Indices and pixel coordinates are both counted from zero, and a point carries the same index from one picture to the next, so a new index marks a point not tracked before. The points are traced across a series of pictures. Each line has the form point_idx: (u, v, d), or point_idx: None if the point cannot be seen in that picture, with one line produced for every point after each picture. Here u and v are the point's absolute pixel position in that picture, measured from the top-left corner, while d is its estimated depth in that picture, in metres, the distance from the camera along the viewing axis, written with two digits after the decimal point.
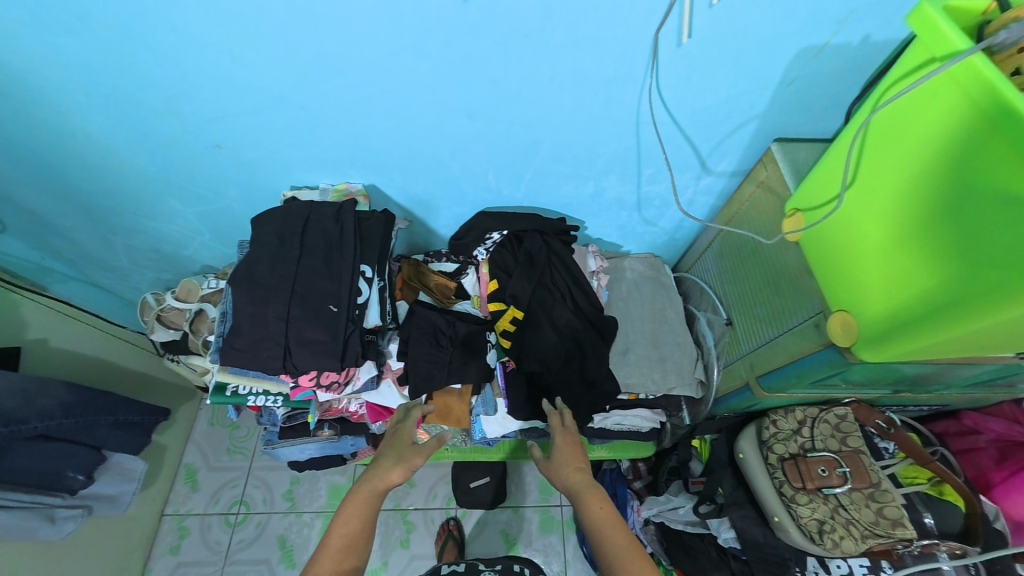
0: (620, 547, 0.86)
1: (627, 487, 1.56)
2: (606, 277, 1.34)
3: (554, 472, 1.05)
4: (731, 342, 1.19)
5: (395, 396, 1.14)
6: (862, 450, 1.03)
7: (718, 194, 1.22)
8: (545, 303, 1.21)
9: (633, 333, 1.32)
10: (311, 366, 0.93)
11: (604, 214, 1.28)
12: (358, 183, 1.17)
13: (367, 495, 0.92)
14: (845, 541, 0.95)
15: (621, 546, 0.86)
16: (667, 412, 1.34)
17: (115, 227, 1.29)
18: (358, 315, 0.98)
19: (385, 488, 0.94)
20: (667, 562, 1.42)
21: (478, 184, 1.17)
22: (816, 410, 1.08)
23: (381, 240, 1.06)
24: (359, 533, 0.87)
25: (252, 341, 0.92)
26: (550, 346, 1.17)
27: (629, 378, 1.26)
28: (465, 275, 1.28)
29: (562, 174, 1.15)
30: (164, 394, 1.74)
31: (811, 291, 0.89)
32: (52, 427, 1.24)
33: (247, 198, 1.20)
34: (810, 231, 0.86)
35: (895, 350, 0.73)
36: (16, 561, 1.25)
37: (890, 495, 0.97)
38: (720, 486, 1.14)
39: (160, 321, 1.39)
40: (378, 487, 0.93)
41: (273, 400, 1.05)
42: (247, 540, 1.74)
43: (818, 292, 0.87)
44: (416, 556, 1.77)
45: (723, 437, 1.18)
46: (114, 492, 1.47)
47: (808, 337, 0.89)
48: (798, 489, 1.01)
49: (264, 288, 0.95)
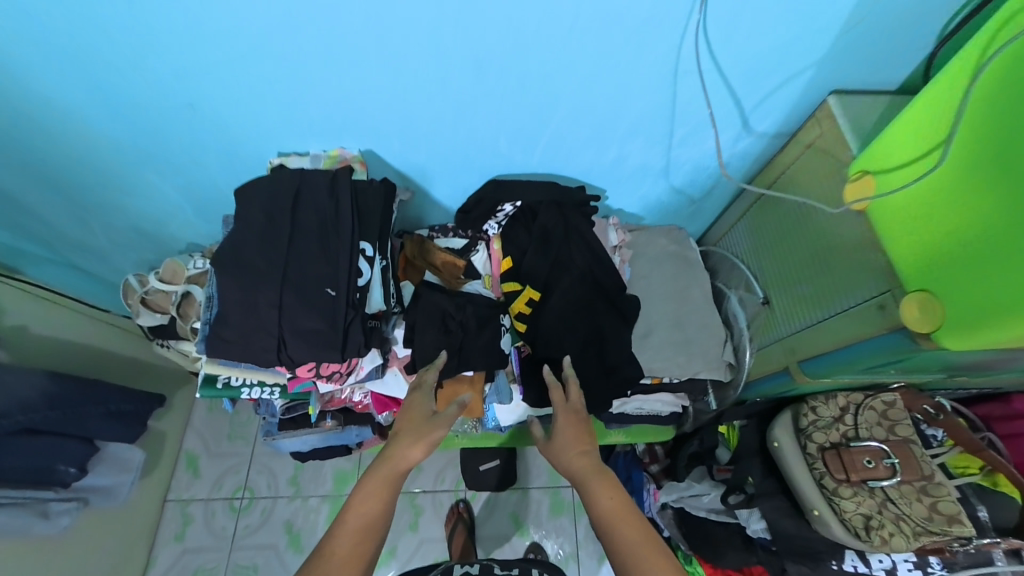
0: (639, 544, 0.79)
1: (642, 471, 1.50)
2: (628, 252, 1.23)
3: (555, 457, 0.95)
4: (767, 322, 1.08)
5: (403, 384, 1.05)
6: (913, 440, 0.95)
7: (756, 158, 1.08)
8: (563, 281, 1.11)
9: (655, 314, 1.21)
10: (308, 358, 0.83)
11: (626, 182, 1.16)
12: (353, 149, 1.03)
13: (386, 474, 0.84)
14: (895, 539, 0.88)
15: (643, 545, 0.78)
16: (691, 397, 1.24)
17: (86, 203, 1.17)
18: (360, 299, 0.88)
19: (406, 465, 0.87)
20: (686, 549, 1.36)
21: (486, 150, 1.04)
22: (861, 395, 0.99)
23: (381, 215, 0.97)
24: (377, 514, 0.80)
25: (241, 331, 0.82)
26: (568, 329, 1.08)
27: (652, 362, 1.16)
28: (475, 252, 1.16)
29: (582, 137, 1.02)
30: (158, 381, 1.66)
31: (873, 268, 0.79)
32: (36, 421, 1.16)
33: (229, 168, 1.07)
34: (888, 197, 0.73)
35: (993, 336, 0.64)
36: (9, 559, 1.19)
37: (943, 488, 0.90)
38: (749, 476, 1.08)
39: (145, 305, 1.29)
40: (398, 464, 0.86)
41: (269, 392, 0.96)
42: (252, 525, 1.70)
43: (887, 268, 0.76)
44: (425, 539, 1.74)
45: (754, 423, 1.12)
46: (111, 483, 1.41)
47: (867, 320, 0.79)
48: (841, 481, 0.93)
49: (254, 273, 0.84)
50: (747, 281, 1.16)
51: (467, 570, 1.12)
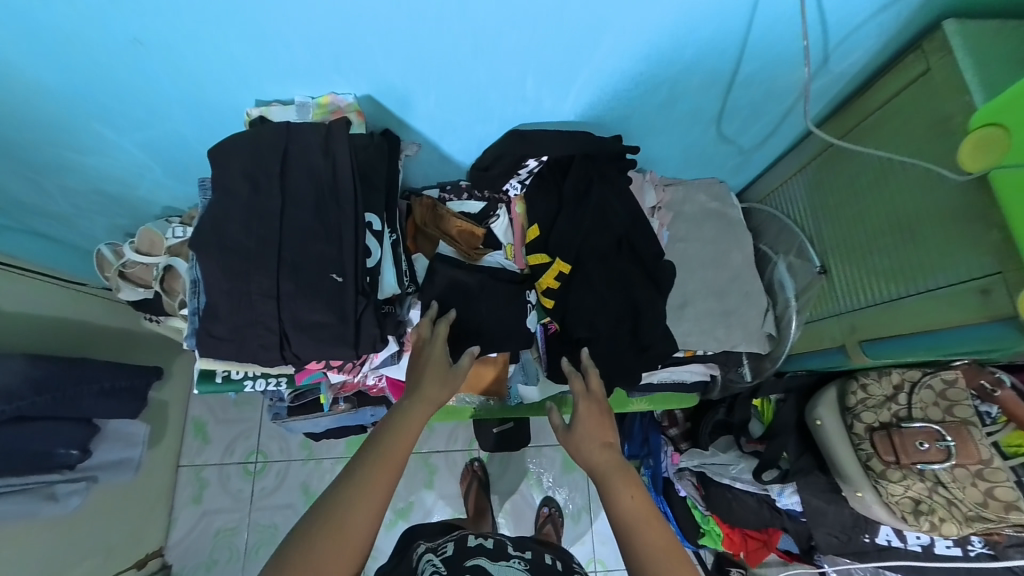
0: (658, 554, 0.72)
1: (660, 434, 1.42)
2: (667, 215, 1.10)
3: (575, 447, 0.86)
4: (822, 295, 0.97)
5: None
6: (971, 421, 0.87)
7: (828, 102, 0.91)
8: (596, 251, 0.97)
9: (693, 283, 1.09)
10: (316, 355, 0.72)
11: (670, 131, 0.98)
12: (348, 96, 0.84)
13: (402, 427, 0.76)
14: (946, 524, 0.86)
15: (663, 553, 0.72)
16: (722, 367, 1.14)
17: (34, 163, 0.98)
18: (370, 284, 0.76)
19: (423, 416, 0.79)
20: (705, 510, 1.34)
21: (510, 94, 0.86)
22: (919, 373, 0.91)
23: (387, 178, 0.84)
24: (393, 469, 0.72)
25: (234, 326, 0.70)
26: (601, 306, 0.96)
27: (687, 335, 1.06)
28: (495, 219, 1.02)
29: (625, 78, 0.84)
30: (153, 352, 1.57)
31: (980, 245, 0.68)
32: (25, 408, 1.07)
33: (199, 119, 0.88)
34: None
35: None
36: (25, 540, 1.17)
37: (1001, 474, 0.84)
38: (784, 451, 1.04)
39: (125, 279, 1.15)
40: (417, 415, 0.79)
41: (274, 383, 0.87)
42: (269, 487, 1.71)
43: (996, 246, 0.66)
44: (441, 496, 1.77)
45: (792, 399, 1.07)
46: (119, 458, 1.36)
47: (962, 306, 0.71)
48: (890, 465, 0.89)
49: (242, 257, 0.70)
50: (800, 245, 1.02)
51: (480, 544, 0.91)
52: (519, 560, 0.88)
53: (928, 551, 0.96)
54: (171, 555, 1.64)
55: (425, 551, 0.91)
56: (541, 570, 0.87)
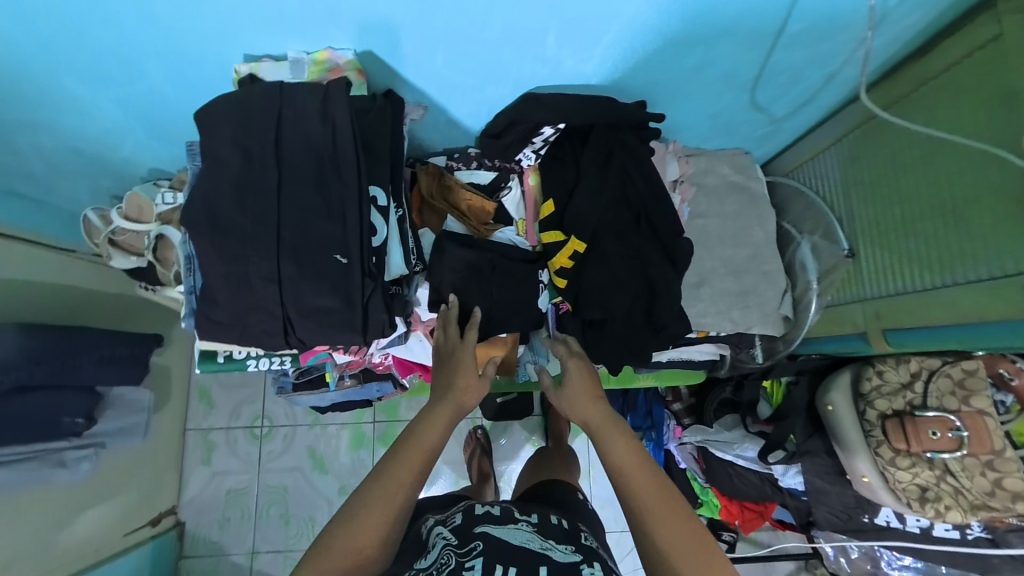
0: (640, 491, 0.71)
1: (664, 408, 1.40)
2: (689, 189, 1.03)
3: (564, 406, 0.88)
4: (848, 279, 0.93)
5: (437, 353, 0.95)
6: (987, 412, 0.85)
7: (878, 66, 0.82)
8: (613, 228, 0.92)
9: (711, 262, 1.04)
10: (322, 340, 0.69)
11: (700, 96, 0.90)
12: (346, 51, 0.76)
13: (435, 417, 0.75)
14: (951, 511, 0.87)
15: (649, 493, 0.70)
16: (735, 348, 1.11)
17: (2, 120, 0.90)
18: (376, 265, 0.71)
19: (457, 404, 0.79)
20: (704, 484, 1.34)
21: (527, 51, 0.77)
22: (938, 361, 0.89)
23: (390, 144, 0.76)
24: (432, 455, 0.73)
25: (235, 311, 0.66)
26: (616, 285, 0.91)
27: (703, 317, 1.02)
28: (506, 192, 0.95)
29: (658, 36, 0.75)
30: (152, 318, 1.54)
31: None
32: (26, 378, 1.05)
33: (180, 75, 0.79)
34: None
35: None
36: (38, 503, 1.19)
37: (1012, 465, 0.84)
38: (792, 432, 1.05)
39: (116, 246, 1.09)
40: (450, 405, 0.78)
41: (278, 363, 0.84)
42: (276, 451, 1.74)
43: None
44: (445, 461, 1.81)
45: (805, 381, 1.07)
46: (126, 424, 1.37)
47: (1007, 301, 0.67)
48: (899, 452, 0.88)
49: (239, 238, 0.66)
50: (825, 224, 0.96)
51: (486, 511, 0.77)
52: (526, 522, 0.75)
53: (927, 533, 0.98)
54: (184, 512, 1.69)
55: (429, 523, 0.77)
56: (553, 532, 0.75)
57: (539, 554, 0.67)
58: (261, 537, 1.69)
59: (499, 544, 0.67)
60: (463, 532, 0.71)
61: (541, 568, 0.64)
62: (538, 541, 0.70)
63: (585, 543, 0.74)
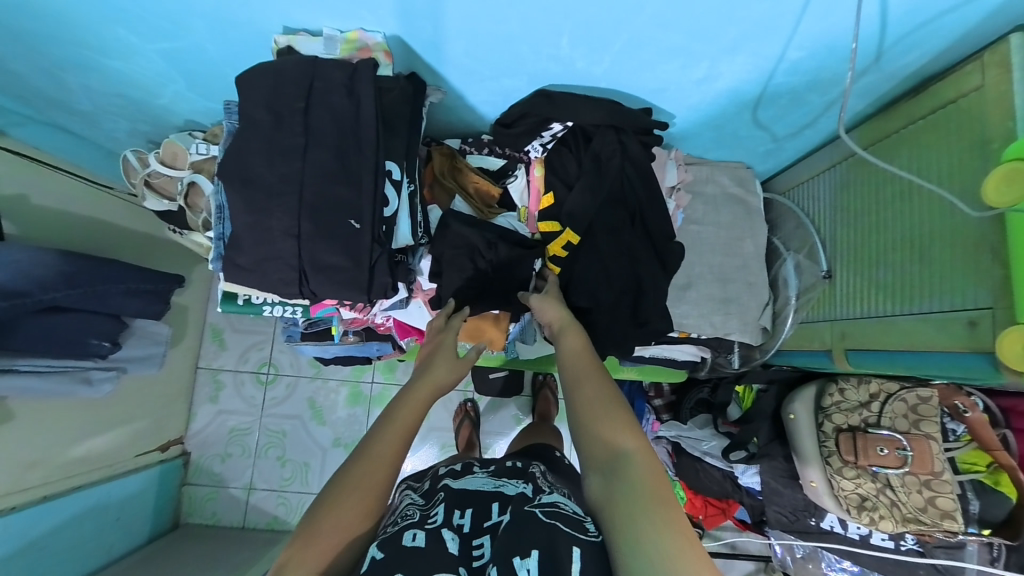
0: (583, 380, 0.75)
1: (645, 402, 1.46)
2: (686, 197, 1.07)
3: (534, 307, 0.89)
4: (822, 298, 0.99)
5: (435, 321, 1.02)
6: (934, 436, 0.92)
7: (875, 99, 0.86)
8: (607, 224, 0.97)
9: (699, 268, 1.09)
10: (331, 294, 0.77)
11: (704, 108, 0.94)
12: (376, 35, 0.82)
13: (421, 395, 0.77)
14: (884, 521, 0.94)
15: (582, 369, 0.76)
16: (714, 351, 1.17)
17: (59, 60, 0.98)
18: (385, 232, 0.79)
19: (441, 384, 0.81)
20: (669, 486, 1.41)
21: (541, 50, 0.82)
22: (897, 386, 0.94)
23: (409, 123, 0.83)
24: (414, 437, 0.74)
25: (256, 259, 0.75)
26: (603, 278, 0.97)
27: (683, 318, 1.07)
28: (512, 178, 1.01)
29: (664, 48, 0.79)
30: (175, 259, 1.65)
31: (983, 278, 0.68)
32: (61, 298, 1.16)
33: (225, 37, 0.86)
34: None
35: None
36: (61, 412, 1.32)
37: (948, 486, 0.91)
38: (755, 436, 1.12)
39: (150, 188, 1.18)
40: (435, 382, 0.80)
41: (290, 311, 0.93)
42: (278, 397, 1.86)
43: (998, 283, 0.66)
44: (434, 427, 1.91)
45: (774, 390, 1.12)
46: (145, 353, 1.49)
47: (950, 333, 0.72)
48: (847, 463, 0.95)
49: (267, 195, 0.73)
50: (811, 246, 1.02)
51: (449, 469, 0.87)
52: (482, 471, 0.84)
53: (865, 540, 1.06)
54: (190, 443, 1.82)
55: (404, 490, 0.85)
56: (507, 475, 0.83)
57: (492, 492, 0.75)
58: (258, 474, 1.83)
59: (457, 491, 0.75)
60: (430, 491, 0.79)
61: (494, 505, 0.72)
62: (492, 483, 0.78)
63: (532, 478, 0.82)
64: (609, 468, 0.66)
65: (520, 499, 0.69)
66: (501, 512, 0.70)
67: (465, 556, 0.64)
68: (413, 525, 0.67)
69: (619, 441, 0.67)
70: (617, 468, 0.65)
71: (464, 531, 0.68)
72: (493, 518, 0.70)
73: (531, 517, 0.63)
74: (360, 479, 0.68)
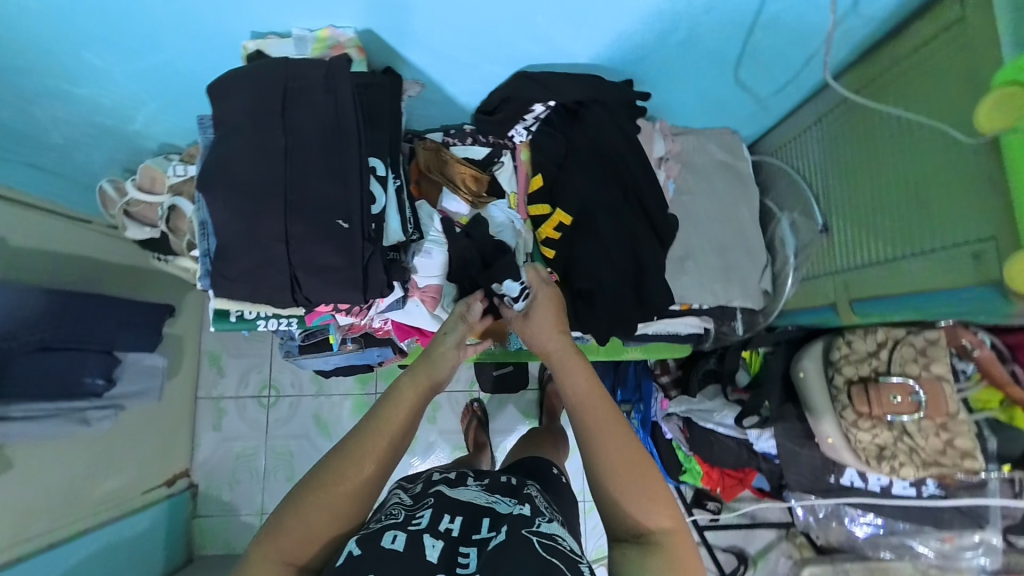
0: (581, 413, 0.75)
1: (653, 381, 1.42)
2: (675, 166, 1.07)
3: (530, 331, 0.87)
4: (824, 253, 0.98)
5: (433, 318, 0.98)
6: (946, 378, 0.92)
7: (856, 47, 0.87)
8: (602, 202, 0.97)
9: (696, 238, 1.08)
10: (327, 297, 0.75)
11: (688, 73, 0.93)
12: (347, 31, 0.81)
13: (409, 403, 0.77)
14: (904, 467, 0.95)
15: (603, 420, 0.73)
16: (717, 320, 1.15)
17: (26, 92, 0.95)
18: (376, 230, 0.77)
19: (427, 388, 0.81)
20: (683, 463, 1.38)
21: (519, 28, 0.81)
22: (903, 331, 0.95)
23: (390, 118, 0.81)
24: (399, 443, 0.75)
25: (247, 268, 0.73)
26: (604, 255, 0.97)
27: (685, 289, 1.07)
28: (500, 165, 1.00)
29: (642, 15, 0.79)
30: (165, 289, 1.61)
31: (985, 207, 0.68)
32: (48, 338, 1.12)
33: (194, 49, 0.84)
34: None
35: None
36: (59, 457, 1.28)
37: (964, 425, 0.91)
38: (766, 400, 1.10)
39: (129, 218, 1.15)
40: (426, 377, 0.81)
41: (286, 323, 0.91)
42: (282, 418, 1.83)
43: (1001, 208, 0.66)
44: (442, 431, 1.89)
45: (781, 351, 1.12)
46: (142, 387, 1.44)
47: (959, 267, 0.72)
48: (862, 415, 0.96)
49: (250, 199, 0.71)
50: (806, 202, 1.02)
51: (444, 476, 0.87)
52: (477, 484, 0.85)
53: (888, 491, 1.06)
54: (196, 474, 1.78)
55: (395, 488, 0.86)
56: (499, 488, 0.84)
57: (484, 507, 0.76)
58: (268, 497, 1.79)
59: (448, 499, 0.77)
60: (420, 493, 0.81)
61: (483, 520, 0.72)
62: (484, 496, 0.80)
63: (524, 492, 0.83)
64: (640, 541, 0.67)
65: (513, 522, 0.71)
66: (492, 526, 0.71)
67: (447, 561, 0.65)
68: (396, 526, 0.70)
69: (646, 518, 0.67)
70: (646, 543, 0.67)
71: (452, 535, 0.70)
72: (482, 532, 0.71)
73: (528, 548, 0.66)
74: (334, 483, 0.70)
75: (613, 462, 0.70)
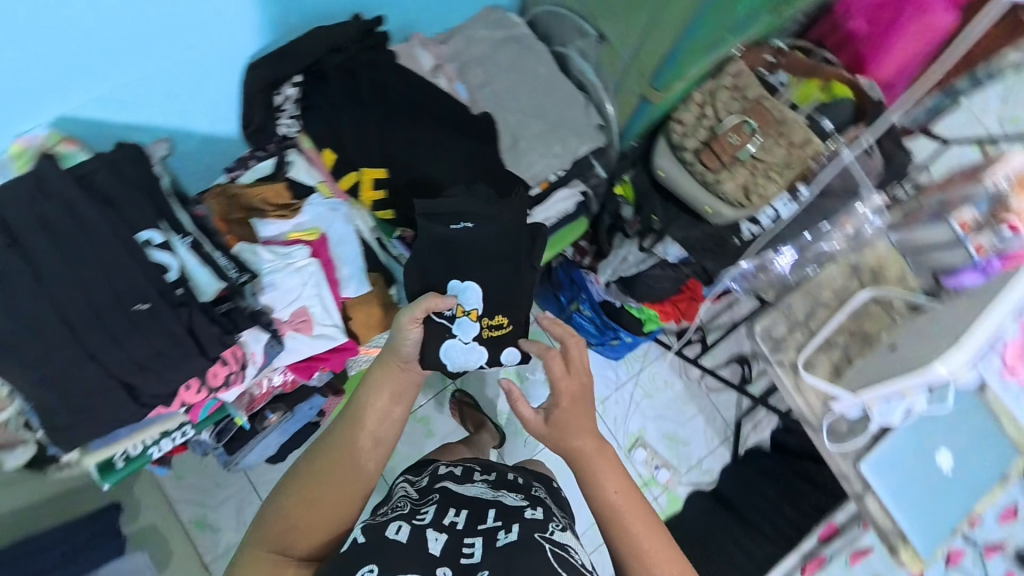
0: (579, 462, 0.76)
1: (580, 268, 1.33)
2: (451, 67, 1.08)
3: (562, 430, 0.78)
4: (610, 52, 1.13)
5: (320, 338, 0.89)
6: (762, 96, 0.99)
7: None
8: (400, 132, 0.96)
9: (511, 117, 1.08)
10: (176, 381, 0.74)
11: None
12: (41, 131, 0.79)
13: (384, 415, 0.77)
14: (769, 188, 0.99)
15: (626, 507, 0.71)
16: (584, 180, 1.15)
17: None
18: (183, 294, 0.75)
19: (387, 414, 0.77)
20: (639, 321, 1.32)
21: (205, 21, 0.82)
22: (712, 81, 1.02)
23: (137, 182, 0.76)
24: (383, 446, 0.76)
25: (78, 408, 0.70)
26: (437, 174, 0.96)
27: (531, 167, 1.07)
28: (288, 165, 0.95)
29: None
30: None
31: None
32: None
33: None
34: None
35: None
36: None
37: (794, 122, 0.97)
38: (654, 213, 1.13)
39: None
40: (388, 391, 0.79)
41: (180, 436, 0.89)
42: None
43: None
44: None
45: (641, 166, 1.13)
46: None
47: None
48: (719, 169, 1.01)
49: (28, 344, 0.67)
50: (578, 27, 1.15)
51: (450, 470, 0.85)
52: (485, 480, 0.82)
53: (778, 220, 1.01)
54: None
55: (401, 480, 0.88)
56: (506, 484, 0.82)
57: (491, 501, 0.75)
58: None
59: (452, 496, 0.76)
60: (426, 488, 0.80)
61: (488, 512, 0.71)
62: (491, 492, 0.78)
63: (533, 493, 0.80)
64: None
65: (521, 522, 0.69)
66: (499, 517, 0.70)
67: (453, 556, 0.64)
68: (400, 518, 0.70)
69: None
70: None
71: (457, 527, 0.68)
72: (487, 521, 0.70)
73: (536, 551, 0.63)
74: (303, 504, 0.70)
75: (615, 494, 0.72)
